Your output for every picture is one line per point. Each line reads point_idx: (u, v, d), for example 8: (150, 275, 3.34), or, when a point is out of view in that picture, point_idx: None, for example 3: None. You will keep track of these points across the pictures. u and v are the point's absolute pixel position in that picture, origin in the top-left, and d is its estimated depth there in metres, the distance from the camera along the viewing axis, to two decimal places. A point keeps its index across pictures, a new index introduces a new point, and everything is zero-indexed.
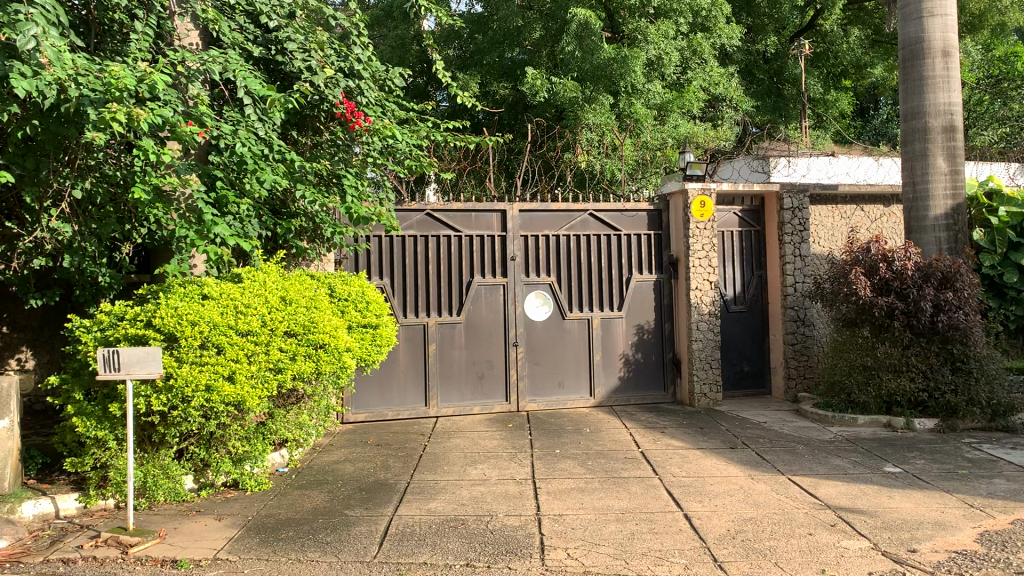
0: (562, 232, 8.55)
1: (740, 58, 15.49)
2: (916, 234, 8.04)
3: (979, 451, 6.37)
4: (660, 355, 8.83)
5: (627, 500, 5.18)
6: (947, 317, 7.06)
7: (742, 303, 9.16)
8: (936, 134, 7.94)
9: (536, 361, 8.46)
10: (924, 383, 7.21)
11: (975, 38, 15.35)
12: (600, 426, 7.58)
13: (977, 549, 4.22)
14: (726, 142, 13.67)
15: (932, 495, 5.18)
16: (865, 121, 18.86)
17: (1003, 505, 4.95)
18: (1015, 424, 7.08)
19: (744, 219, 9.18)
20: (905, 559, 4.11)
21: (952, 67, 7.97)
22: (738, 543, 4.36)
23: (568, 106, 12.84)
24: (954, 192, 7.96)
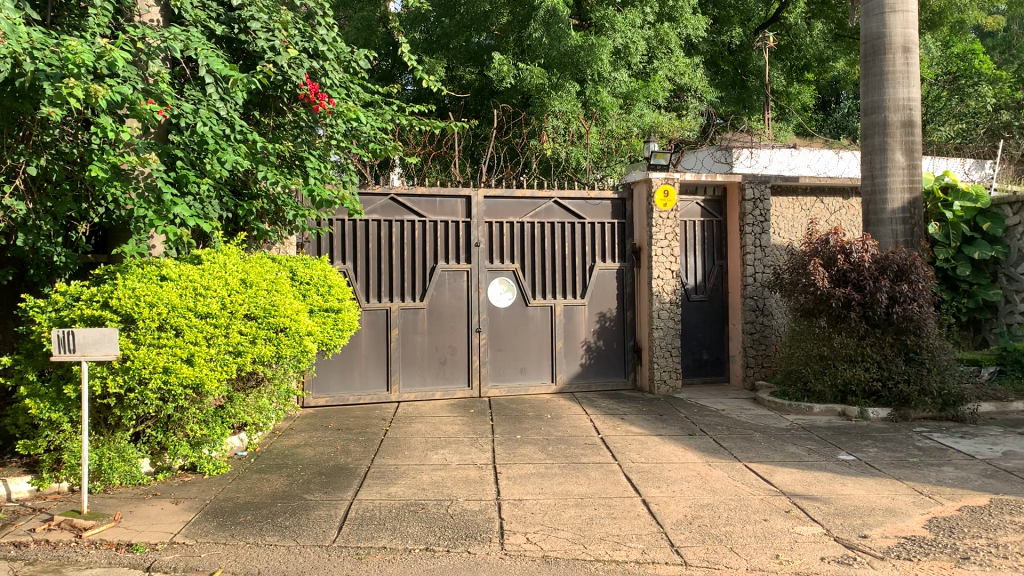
0: (526, 219, 8.55)
1: (705, 49, 15.59)
2: (873, 227, 8.18)
3: (930, 440, 6.53)
4: (621, 343, 8.90)
5: (586, 485, 5.22)
6: (902, 308, 7.22)
7: (703, 292, 9.24)
8: (895, 129, 8.07)
9: (499, 347, 8.47)
10: (878, 373, 7.34)
11: (935, 35, 15.62)
12: (561, 412, 7.63)
13: (926, 535, 4.33)
14: (689, 132, 13.76)
15: (883, 483, 5.30)
16: (826, 115, 19.14)
17: (951, 493, 5.08)
18: (964, 414, 7.19)
19: (706, 210, 9.25)
20: (856, 545, 4.20)
21: (911, 63, 8.09)
22: (694, 528, 4.42)
23: (535, 93, 12.81)
24: (911, 186, 8.11)
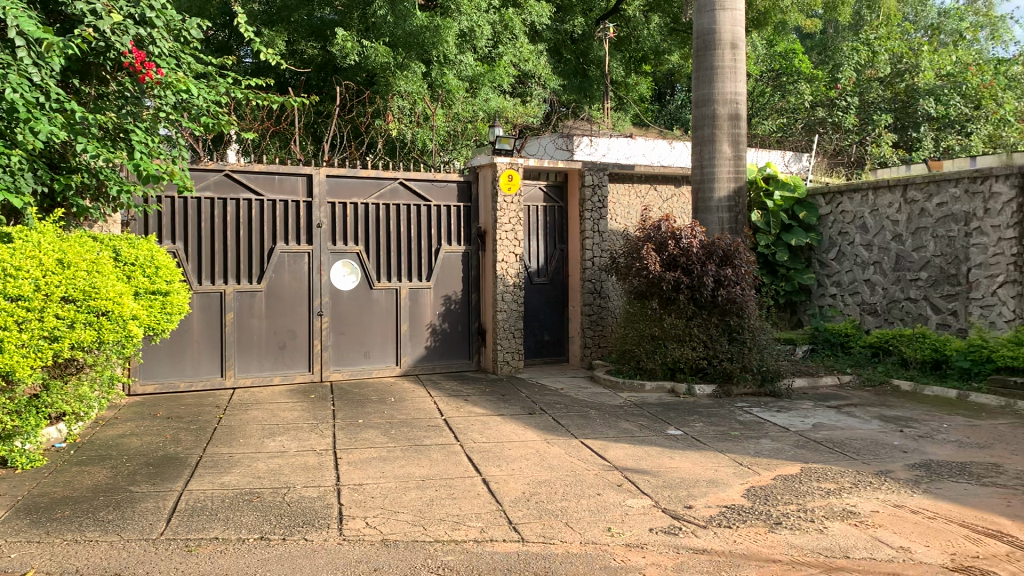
0: (370, 200, 8.42)
1: (549, 37, 15.85)
2: (702, 214, 8.63)
3: (750, 414, 6.98)
4: (466, 326, 8.98)
5: (427, 467, 5.24)
6: (726, 291, 7.69)
7: (545, 275, 9.42)
8: (723, 121, 8.51)
9: (341, 330, 8.33)
10: (704, 352, 7.76)
11: (760, 34, 16.58)
12: (404, 395, 7.60)
13: (744, 503, 4.63)
14: (533, 118, 13.98)
15: (707, 455, 5.62)
16: (662, 106, 19.97)
17: (767, 463, 5.46)
18: (780, 389, 7.74)
19: (549, 194, 9.43)
20: (682, 515, 4.44)
21: (738, 59, 8.55)
22: (532, 505, 4.53)
23: (380, 72, 12.62)
24: (736, 176, 8.60)
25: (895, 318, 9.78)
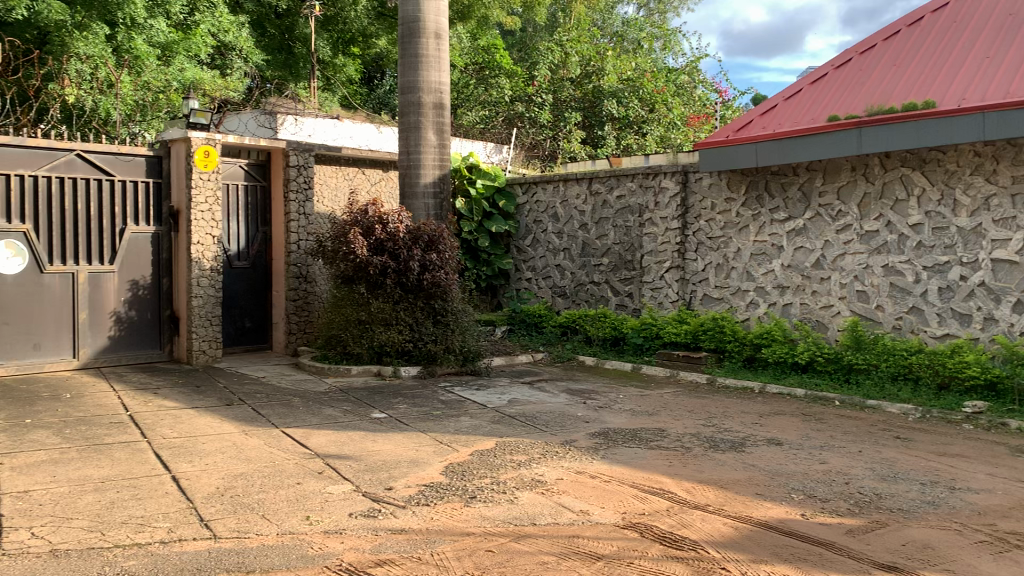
0: (40, 173, 7.51)
1: (251, 9, 15.12)
2: (408, 199, 8.75)
3: (451, 394, 7.23)
4: (156, 312, 8.36)
5: (108, 468, 4.82)
6: (431, 275, 7.87)
7: (245, 259, 9.05)
8: (428, 109, 8.69)
9: (5, 320, 7.39)
10: (409, 334, 7.92)
11: (465, 27, 17.09)
12: (83, 390, 6.92)
13: (442, 481, 4.79)
14: (234, 93, 13.29)
15: (409, 437, 5.74)
16: (370, 90, 19.92)
17: (465, 440, 5.69)
18: (480, 368, 8.14)
19: (251, 173, 9.04)
20: (381, 497, 4.49)
21: (442, 49, 8.76)
22: (227, 500, 4.34)
23: (54, 31, 11.28)
24: (440, 163, 8.83)
25: (581, 300, 10.59)
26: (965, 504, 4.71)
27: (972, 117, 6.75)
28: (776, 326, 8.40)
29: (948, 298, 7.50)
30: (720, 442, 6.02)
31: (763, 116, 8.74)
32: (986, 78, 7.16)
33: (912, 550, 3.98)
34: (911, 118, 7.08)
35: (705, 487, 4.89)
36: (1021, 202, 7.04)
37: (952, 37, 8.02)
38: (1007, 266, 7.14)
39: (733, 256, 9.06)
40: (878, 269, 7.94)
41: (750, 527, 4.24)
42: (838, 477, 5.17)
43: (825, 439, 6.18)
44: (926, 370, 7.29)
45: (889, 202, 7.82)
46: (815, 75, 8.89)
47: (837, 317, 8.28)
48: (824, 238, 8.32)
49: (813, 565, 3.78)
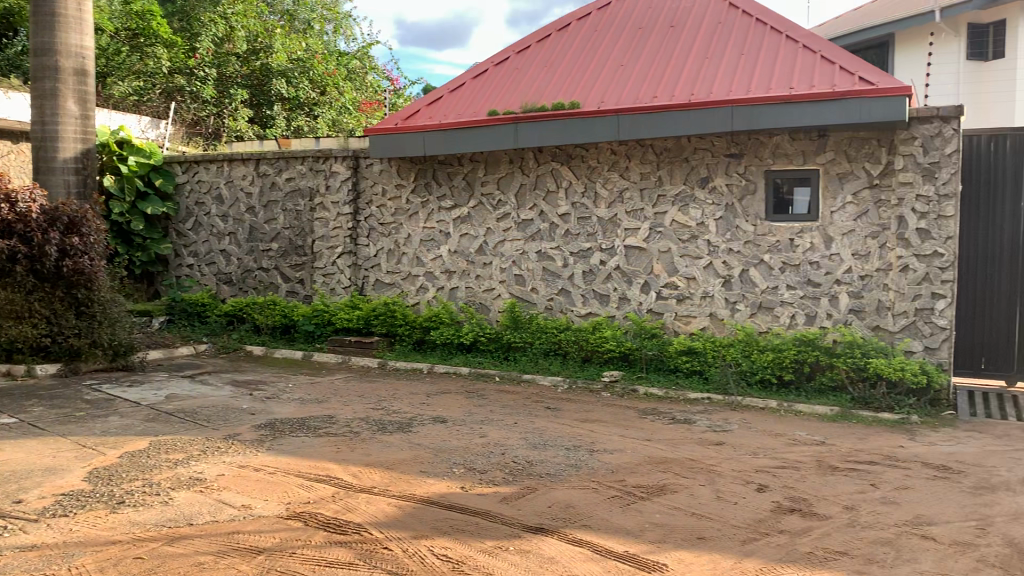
0: None
1: None
2: (43, 175, 7.82)
3: (98, 392, 6.60)
4: None
5: None
6: (72, 262, 7.07)
7: None
8: (67, 76, 7.80)
9: None
10: (47, 329, 7.17)
11: None
12: None
13: (84, 488, 4.37)
14: None
15: (45, 442, 5.15)
16: None
17: (113, 441, 5.24)
18: (133, 362, 7.63)
19: None
20: (8, 512, 3.99)
21: (83, 11, 7.91)
22: None
23: None
24: (83, 137, 8.02)
25: (248, 287, 10.21)
26: (601, 464, 5.28)
27: (608, 119, 7.53)
28: (444, 309, 8.76)
29: (591, 280, 8.33)
30: (387, 424, 6.15)
31: (429, 106, 9.01)
32: (620, 84, 8.02)
33: (556, 511, 4.38)
34: (559, 117, 7.73)
35: (371, 470, 4.98)
36: (647, 195, 8.00)
37: (593, 46, 8.88)
38: (637, 252, 8.10)
39: (403, 242, 9.27)
40: (532, 254, 8.59)
41: (413, 505, 4.40)
42: (495, 449, 5.53)
43: (485, 414, 6.57)
44: (573, 345, 8.06)
45: (541, 193, 8.48)
46: (477, 70, 9.36)
47: (498, 300, 8.83)
48: (486, 225, 8.80)
49: (470, 535, 4.01)
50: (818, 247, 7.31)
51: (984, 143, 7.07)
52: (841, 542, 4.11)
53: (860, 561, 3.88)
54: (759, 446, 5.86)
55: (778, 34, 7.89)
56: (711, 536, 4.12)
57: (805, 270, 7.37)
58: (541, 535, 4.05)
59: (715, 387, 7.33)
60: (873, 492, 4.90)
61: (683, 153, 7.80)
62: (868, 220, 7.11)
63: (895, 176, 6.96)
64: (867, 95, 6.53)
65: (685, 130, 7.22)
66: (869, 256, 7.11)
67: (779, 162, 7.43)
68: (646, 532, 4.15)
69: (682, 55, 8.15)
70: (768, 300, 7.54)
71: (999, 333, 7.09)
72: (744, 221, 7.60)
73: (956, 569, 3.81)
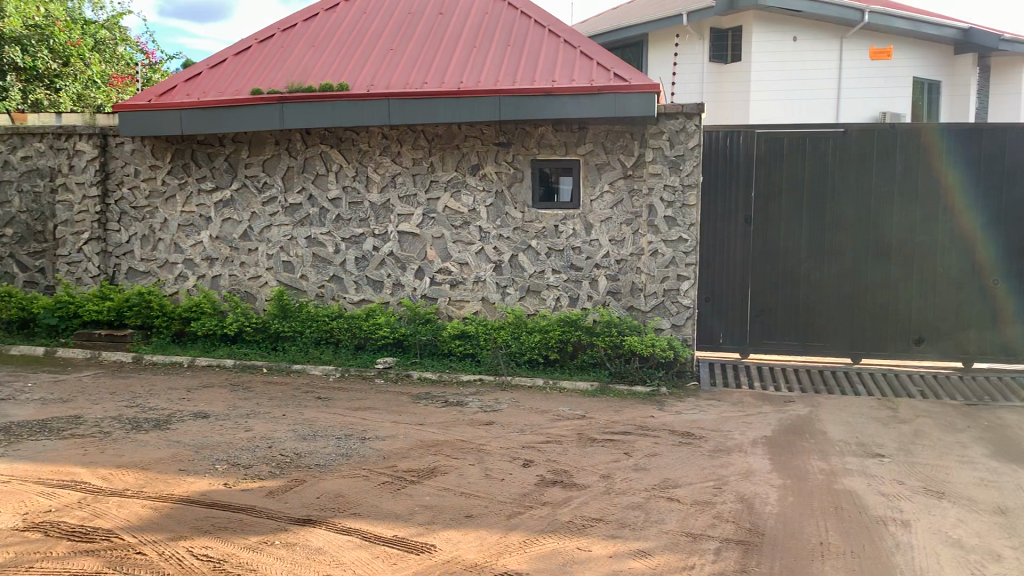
0: None
1: None
2: None
3: None
4: None
5: None
6: None
7: None
8: None
9: None
10: None
11: None
12: None
13: None
14: None
15: None
16: None
17: None
18: None
19: None
20: None
21: None
22: None
23: None
24: None
25: None
26: (372, 451, 5.28)
27: (379, 103, 7.49)
28: (205, 298, 8.34)
29: (363, 267, 8.27)
30: (143, 422, 5.78)
31: (187, 82, 8.50)
32: (390, 68, 7.99)
33: (325, 500, 4.33)
34: (327, 99, 7.57)
35: (123, 471, 4.66)
36: (419, 181, 8.05)
37: (361, 29, 8.78)
38: (409, 238, 8.14)
39: (159, 227, 8.71)
40: (301, 240, 8.38)
41: (171, 506, 4.17)
42: (262, 442, 5.37)
43: (252, 407, 6.35)
44: (345, 333, 7.98)
45: (310, 176, 8.28)
46: (239, 46, 8.95)
47: (265, 287, 8.54)
48: (251, 210, 8.46)
49: (233, 532, 3.88)
50: (579, 233, 7.72)
51: (722, 138, 7.77)
52: (597, 509, 4.40)
53: (614, 526, 4.17)
54: (526, 423, 6.11)
55: (541, 28, 8.21)
56: (478, 514, 4.25)
57: (568, 255, 7.74)
58: (308, 526, 3.99)
59: (486, 368, 7.58)
60: (627, 460, 5.28)
61: (453, 141, 7.92)
62: (623, 208, 7.60)
63: (646, 168, 7.49)
64: (621, 91, 6.97)
65: (453, 116, 7.34)
66: (624, 241, 7.61)
67: (543, 151, 7.74)
68: (416, 515, 4.21)
69: (450, 42, 8.25)
70: (534, 283, 7.85)
71: (733, 310, 7.86)
72: (512, 207, 7.85)
73: (696, 526, 4.20)
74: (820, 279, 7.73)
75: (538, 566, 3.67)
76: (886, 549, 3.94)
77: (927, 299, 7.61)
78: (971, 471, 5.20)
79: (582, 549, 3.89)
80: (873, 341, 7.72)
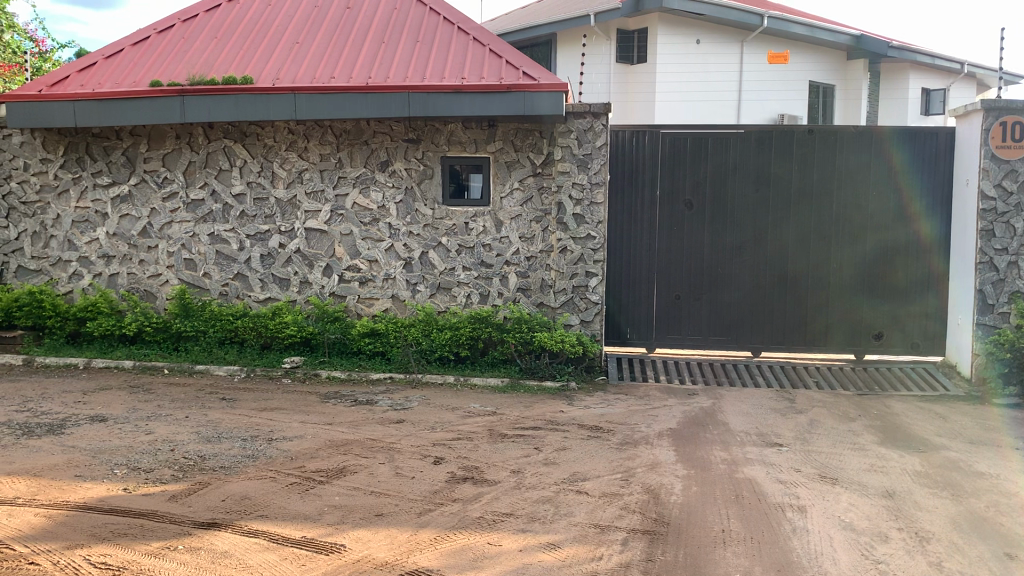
0: None
1: None
2: None
3: None
4: None
5: None
6: None
7: None
8: None
9: None
10: None
11: None
12: None
13: None
14: None
15: None
16: None
17: None
18: None
19: None
20: None
21: None
22: None
23: None
24: None
25: None
26: (279, 452, 5.19)
27: (284, 97, 7.35)
28: (102, 297, 8.05)
29: (269, 264, 8.11)
30: (35, 427, 5.54)
31: (81, 73, 8.15)
32: (296, 62, 7.85)
33: (230, 503, 4.24)
34: (230, 92, 7.39)
35: (14, 479, 4.46)
36: (327, 176, 7.93)
37: (265, 22, 8.59)
38: (318, 235, 8.02)
39: (51, 224, 8.33)
40: (203, 237, 8.15)
41: (66, 513, 4.01)
42: (163, 445, 5.21)
43: (153, 410, 6.15)
44: (251, 332, 7.81)
45: (213, 171, 8.06)
46: (137, 36, 8.64)
47: (166, 286, 8.27)
48: (150, 205, 8.17)
49: (133, 538, 3.76)
50: (490, 230, 7.75)
51: (627, 137, 7.92)
52: (508, 504, 4.44)
53: (524, 520, 4.22)
54: (436, 420, 6.11)
55: (451, 25, 8.20)
56: (388, 512, 4.24)
57: (478, 252, 7.77)
58: (213, 529, 3.90)
59: (396, 366, 7.54)
60: (537, 455, 5.35)
61: (362, 136, 7.83)
62: (533, 205, 7.67)
63: (555, 165, 7.57)
64: (530, 90, 7.03)
65: (361, 112, 7.27)
66: (534, 238, 7.68)
67: (453, 148, 7.73)
68: (325, 514, 4.17)
69: (358, 37, 8.16)
70: (445, 281, 7.85)
71: (640, 305, 8.03)
72: (422, 204, 7.83)
73: (604, 517, 4.29)
74: (723, 275, 7.98)
75: (449, 563, 3.68)
76: (783, 534, 4.12)
77: (822, 294, 7.94)
78: (861, 458, 5.47)
79: (492, 543, 3.92)
80: (773, 334, 8.01)
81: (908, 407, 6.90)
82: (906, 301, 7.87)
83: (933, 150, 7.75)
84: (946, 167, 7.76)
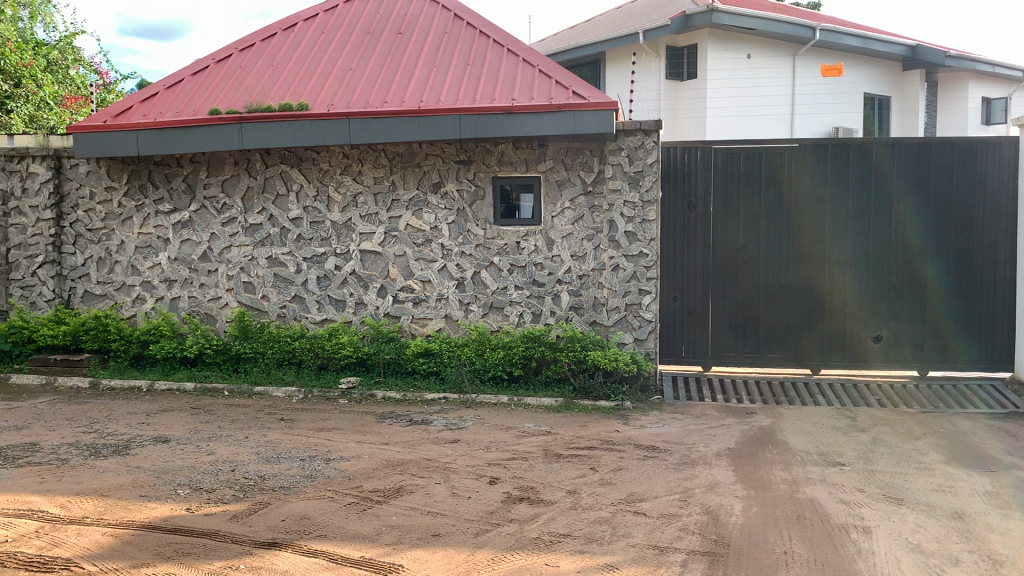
0: None
1: None
2: None
3: None
4: None
5: None
6: None
7: None
8: None
9: None
10: None
11: None
12: None
13: None
14: None
15: None
16: None
17: None
18: None
19: None
20: None
21: None
22: None
23: None
24: None
25: None
26: (337, 472, 5.24)
27: (339, 122, 7.47)
28: (164, 321, 8.25)
29: (325, 286, 8.23)
30: (101, 448, 5.68)
31: (143, 103, 8.42)
32: (349, 88, 7.99)
33: (290, 523, 4.29)
34: (287, 119, 7.54)
35: (83, 499, 4.58)
36: (381, 200, 8.04)
37: (320, 50, 8.76)
38: (372, 256, 8.12)
39: (116, 250, 8.58)
40: (262, 260, 8.31)
41: (132, 533, 4.10)
42: (224, 466, 5.30)
43: (213, 431, 6.26)
44: (309, 353, 7.93)
45: (270, 197, 8.22)
46: (196, 66, 8.90)
47: (225, 308, 8.45)
48: (210, 230, 8.37)
49: (197, 558, 3.82)
50: (542, 249, 7.75)
51: (679, 153, 7.85)
52: (565, 525, 4.40)
53: (582, 541, 4.18)
54: (491, 441, 6.11)
55: (500, 47, 8.27)
56: (445, 533, 4.24)
57: (530, 271, 7.77)
58: (274, 549, 3.95)
59: (450, 386, 7.59)
60: (592, 475, 5.30)
61: (414, 159, 7.93)
62: (584, 223, 7.66)
63: (606, 184, 7.57)
64: (577, 109, 7.04)
65: (413, 136, 7.37)
66: (586, 256, 7.66)
67: (504, 169, 7.78)
68: (382, 535, 4.19)
69: (409, 61, 8.27)
70: (497, 300, 7.87)
71: (695, 324, 7.93)
72: (473, 224, 7.88)
73: (663, 538, 4.23)
74: (779, 291, 7.86)
75: None
76: (848, 556, 4.01)
77: (882, 310, 7.76)
78: (928, 478, 5.30)
79: (549, 564, 3.89)
80: (833, 352, 7.86)
81: (976, 424, 6.69)
82: (967, 313, 7.67)
83: (996, 161, 7.59)
84: (1010, 177, 7.59)
